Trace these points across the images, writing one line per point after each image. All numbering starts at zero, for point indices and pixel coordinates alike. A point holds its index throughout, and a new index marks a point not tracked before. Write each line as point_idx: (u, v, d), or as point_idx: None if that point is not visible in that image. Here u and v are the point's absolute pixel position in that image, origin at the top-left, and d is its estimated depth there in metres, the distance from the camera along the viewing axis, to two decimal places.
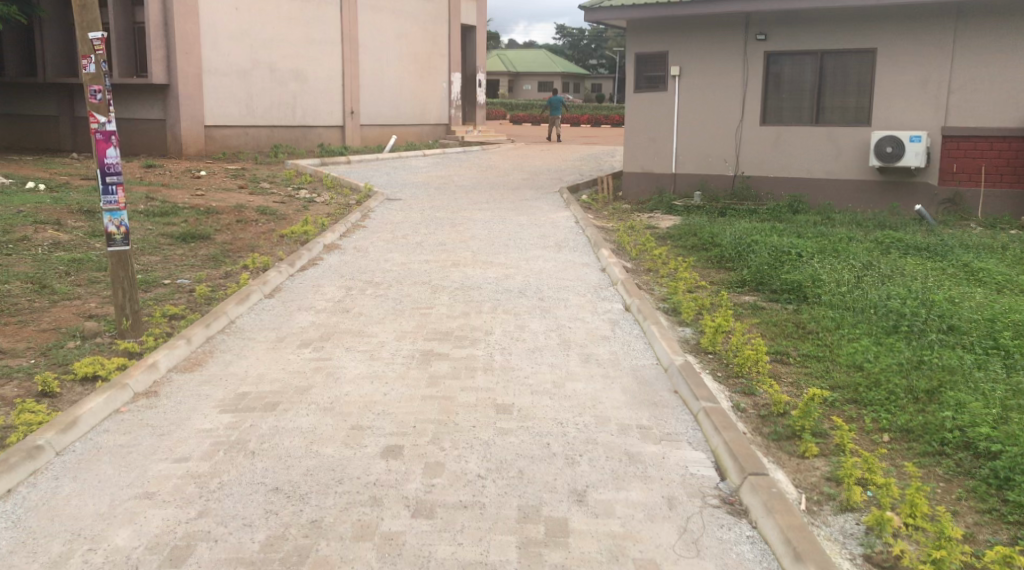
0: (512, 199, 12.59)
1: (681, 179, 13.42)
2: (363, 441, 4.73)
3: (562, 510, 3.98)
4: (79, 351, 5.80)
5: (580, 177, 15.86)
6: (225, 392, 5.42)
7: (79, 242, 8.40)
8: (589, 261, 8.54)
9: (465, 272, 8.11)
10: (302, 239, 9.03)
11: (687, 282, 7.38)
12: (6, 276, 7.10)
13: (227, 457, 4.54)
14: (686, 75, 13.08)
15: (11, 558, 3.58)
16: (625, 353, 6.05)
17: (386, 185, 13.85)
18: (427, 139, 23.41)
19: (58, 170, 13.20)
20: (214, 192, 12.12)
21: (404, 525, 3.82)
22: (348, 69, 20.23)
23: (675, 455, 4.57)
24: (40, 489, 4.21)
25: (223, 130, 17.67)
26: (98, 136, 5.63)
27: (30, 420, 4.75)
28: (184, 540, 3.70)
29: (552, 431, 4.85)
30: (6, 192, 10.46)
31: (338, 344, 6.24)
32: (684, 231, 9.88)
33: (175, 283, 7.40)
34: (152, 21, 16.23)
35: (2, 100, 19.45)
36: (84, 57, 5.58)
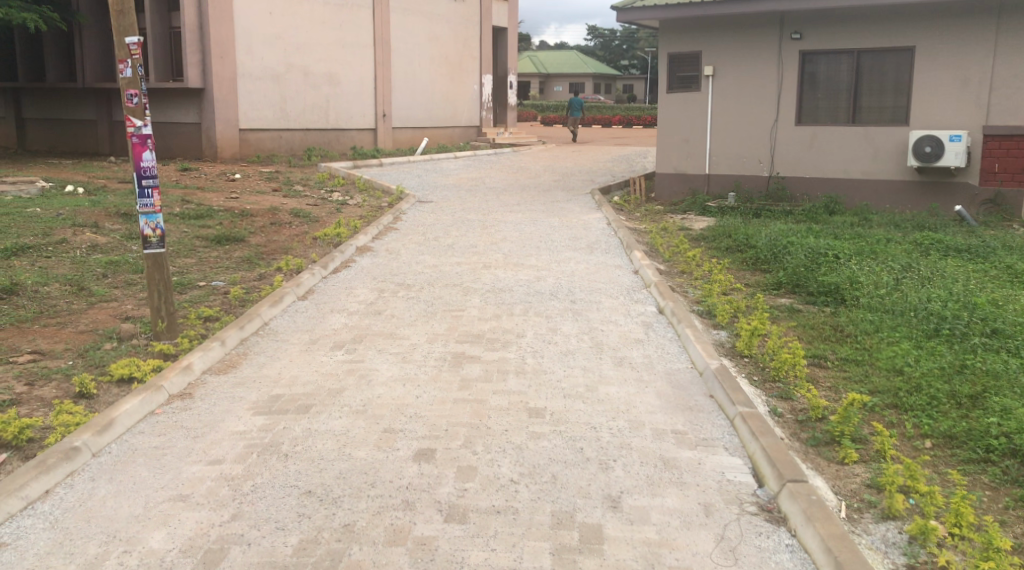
0: (544, 201, 12.57)
1: (715, 180, 13.29)
2: (394, 444, 4.71)
3: (596, 516, 3.93)
4: (116, 353, 5.87)
5: (611, 178, 15.78)
6: (258, 394, 5.44)
7: (116, 244, 8.51)
8: (621, 263, 8.48)
9: (496, 274, 8.09)
10: (334, 242, 9.07)
11: (722, 284, 7.27)
12: (45, 278, 7.21)
13: (261, 459, 4.55)
14: (720, 76, 12.94)
15: (49, 560, 3.61)
16: (659, 356, 5.98)
17: (417, 187, 13.87)
18: (459, 141, 23.49)
19: (98, 173, 13.42)
20: (249, 195, 12.23)
21: (436, 529, 3.80)
22: (380, 72, 20.36)
23: (712, 461, 4.49)
24: (77, 490, 4.25)
25: (257, 134, 17.82)
26: (134, 140, 5.68)
27: (67, 421, 4.80)
28: (218, 543, 3.71)
29: (586, 435, 4.80)
30: (47, 195, 10.64)
31: (370, 345, 6.25)
32: (717, 232, 9.78)
33: (210, 284, 7.47)
34: (189, 25, 16.40)
35: (42, 105, 19.84)
36: (121, 61, 5.61)
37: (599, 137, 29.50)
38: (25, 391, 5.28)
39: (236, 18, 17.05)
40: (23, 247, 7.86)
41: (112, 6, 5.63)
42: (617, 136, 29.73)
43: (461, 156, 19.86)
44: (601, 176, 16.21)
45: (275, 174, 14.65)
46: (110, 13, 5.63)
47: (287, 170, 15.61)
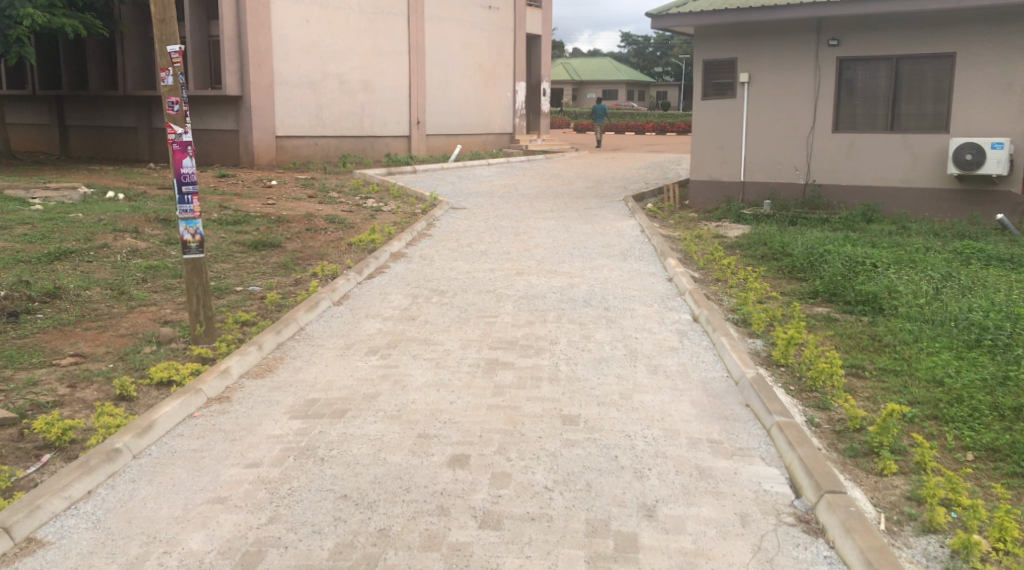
0: (577, 208, 12.55)
1: (749, 188, 13.23)
2: (429, 450, 4.74)
3: (631, 525, 3.92)
4: (155, 356, 5.97)
5: (644, 185, 15.76)
6: (295, 398, 5.50)
7: (155, 250, 8.65)
8: (655, 270, 8.44)
9: (529, 280, 8.10)
10: (369, 248, 9.13)
11: (757, 292, 7.22)
12: (86, 282, 7.34)
13: (297, 463, 4.60)
14: (755, 83, 12.89)
15: (91, 559, 3.68)
16: (694, 364, 5.96)
17: (451, 194, 13.91)
18: (492, 148, 23.57)
19: (137, 179, 13.65)
20: (285, 201, 12.34)
21: (470, 535, 3.81)
22: (415, 80, 20.49)
23: (748, 471, 4.46)
24: (118, 491, 4.32)
25: (293, 141, 18.00)
26: (175, 147, 5.75)
27: (108, 423, 4.88)
28: (255, 546, 3.75)
29: (620, 444, 4.79)
30: (88, 201, 10.83)
31: (405, 351, 6.29)
32: (753, 239, 9.72)
33: (247, 289, 7.57)
34: (227, 33, 16.62)
35: (84, 112, 20.23)
36: (163, 70, 5.70)
37: (633, 144, 29.46)
38: (68, 393, 5.39)
39: (273, 26, 17.24)
40: (66, 251, 8.02)
41: (154, 15, 5.73)
42: (651, 143, 29.71)
43: (494, 163, 19.89)
44: (634, 183, 16.17)
45: (310, 181, 14.78)
46: (153, 22, 5.73)
47: (323, 177, 15.75)
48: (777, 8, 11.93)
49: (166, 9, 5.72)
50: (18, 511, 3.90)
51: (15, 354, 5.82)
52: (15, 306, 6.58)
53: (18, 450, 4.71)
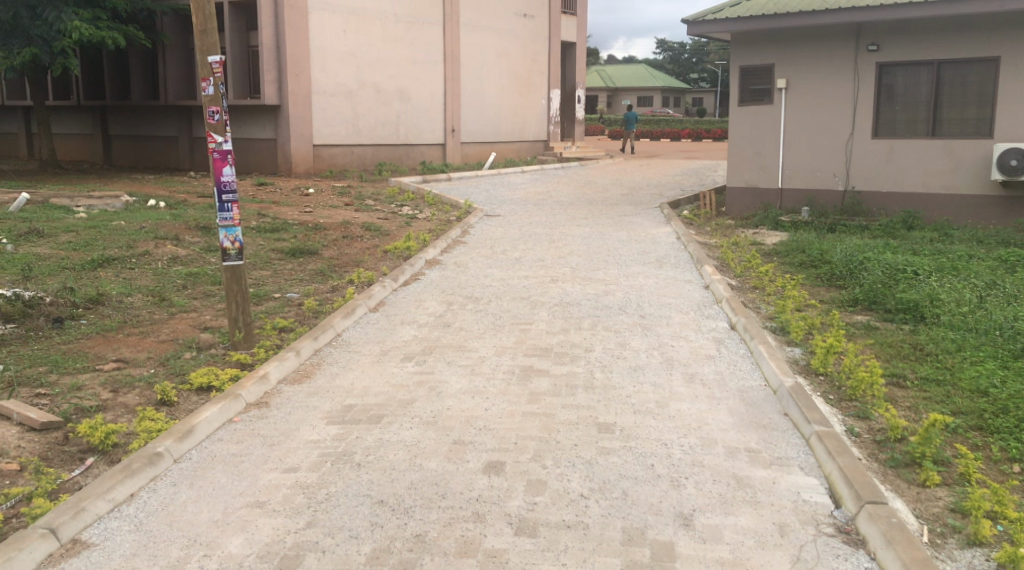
0: (611, 215, 12.52)
1: (787, 195, 13.12)
2: (465, 456, 4.75)
3: (667, 534, 3.89)
4: (195, 362, 6.07)
5: (680, 192, 15.69)
6: (332, 404, 5.55)
7: (195, 257, 8.79)
8: (692, 277, 8.40)
9: (564, 288, 8.10)
10: (404, 255, 9.19)
11: (796, 300, 7.15)
12: (129, 289, 7.48)
13: (334, 468, 4.64)
14: (793, 89, 12.78)
15: (134, 561, 3.75)
16: (731, 373, 5.91)
17: (485, 202, 13.96)
18: (526, 156, 23.62)
19: (178, 188, 13.90)
20: (322, 209, 12.48)
21: (507, 542, 3.81)
22: (450, 88, 20.63)
23: (787, 481, 4.41)
24: (159, 495, 4.40)
25: (330, 149, 18.19)
26: (215, 155, 5.84)
27: (150, 428, 4.97)
28: (293, 550, 3.79)
29: (656, 452, 4.77)
30: (131, 210, 11.04)
31: (440, 357, 6.32)
32: (791, 247, 9.63)
33: (285, 296, 7.66)
34: (265, 43, 16.87)
35: (126, 122, 20.67)
36: (204, 79, 5.78)
37: (668, 150, 29.31)
38: (110, 398, 5.50)
39: (312, 36, 17.45)
40: (109, 258, 8.17)
41: (196, 26, 5.82)
42: (686, 150, 29.58)
43: (529, 170, 19.91)
44: (670, 190, 16.10)
45: (347, 189, 14.91)
46: (194, 32, 5.84)
47: (359, 185, 15.91)
48: (817, 13, 11.82)
49: (208, 21, 5.82)
50: (64, 513, 3.99)
51: (61, 359, 5.95)
52: (59, 312, 6.72)
53: (64, 454, 4.82)
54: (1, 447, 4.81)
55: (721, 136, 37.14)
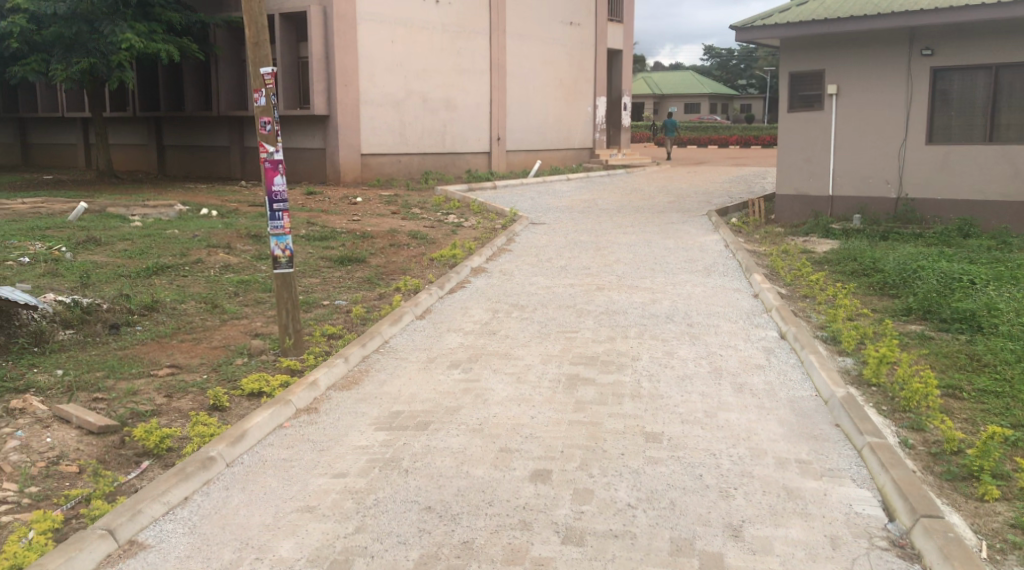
0: (658, 223, 12.45)
1: (839, 202, 12.92)
2: (511, 464, 4.76)
3: (716, 544, 3.85)
4: (246, 368, 6.19)
5: (727, 200, 15.54)
6: (379, 410, 5.62)
7: (247, 265, 8.96)
8: (741, 286, 8.31)
9: (610, 296, 8.08)
10: (450, 263, 9.25)
11: (848, 309, 7.03)
12: (182, 296, 7.66)
13: (382, 474, 4.69)
14: (844, 94, 12.59)
15: (188, 562, 3.83)
16: (781, 383, 5.82)
17: (530, 209, 14.00)
18: (572, 163, 23.66)
19: (229, 197, 14.21)
20: (369, 218, 12.64)
21: (554, 550, 3.82)
22: (496, 97, 20.75)
23: (839, 493, 4.33)
24: (212, 498, 4.49)
25: (378, 158, 18.42)
26: (267, 165, 5.93)
27: (202, 432, 5.08)
28: (342, 555, 3.85)
29: (704, 462, 4.72)
30: (185, 218, 11.31)
31: (486, 365, 6.35)
32: (842, 255, 9.47)
33: (334, 303, 7.77)
34: (315, 54, 17.16)
35: (179, 132, 21.19)
36: (256, 91, 5.87)
37: (716, 157, 29.02)
38: (165, 403, 5.63)
39: (360, 46, 17.68)
40: (163, 266, 8.38)
41: (249, 38, 5.92)
42: (734, 156, 29.29)
43: (574, 178, 19.90)
44: (717, 197, 15.94)
45: (393, 197, 15.05)
46: (248, 45, 5.94)
47: (406, 194, 16.05)
48: (868, 18, 11.64)
49: (261, 33, 5.96)
50: (122, 515, 4.10)
51: (118, 364, 6.11)
52: (116, 318, 6.92)
53: (120, 457, 4.96)
54: (62, 449, 4.97)
55: (770, 143, 36.68)
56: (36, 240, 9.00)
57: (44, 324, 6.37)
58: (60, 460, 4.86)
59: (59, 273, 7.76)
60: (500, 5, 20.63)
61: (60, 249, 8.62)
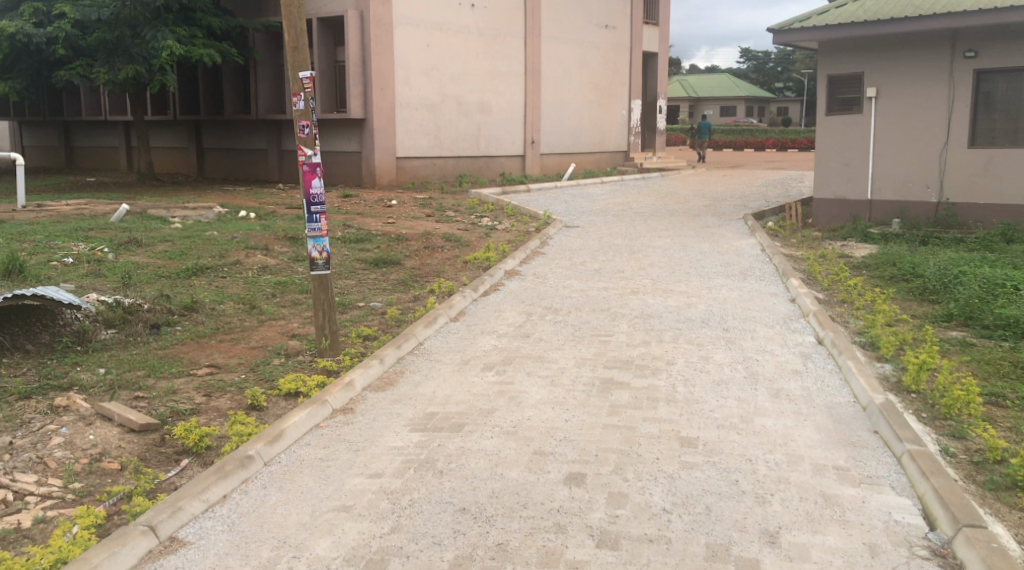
0: (693, 227, 12.40)
1: (878, 206, 12.78)
2: (545, 467, 4.78)
3: (752, 550, 3.83)
4: (284, 368, 6.28)
5: (764, 203, 15.42)
6: (414, 411, 5.66)
7: (284, 266, 9.08)
8: (777, 290, 8.25)
9: (645, 299, 8.07)
10: (484, 265, 9.30)
11: (886, 314, 6.96)
12: (221, 297, 7.79)
13: (417, 475, 4.72)
14: (884, 97, 12.44)
15: (227, 560, 3.89)
16: (818, 389, 5.76)
17: (565, 212, 14.00)
18: (606, 167, 23.66)
19: (266, 199, 14.42)
20: (404, 220, 12.73)
21: (588, 553, 3.82)
22: (530, 100, 20.79)
23: (877, 501, 4.29)
24: (251, 497, 4.56)
25: (413, 161, 18.53)
26: (305, 167, 6.01)
27: (241, 431, 5.15)
28: (378, 554, 3.89)
29: (740, 468, 4.70)
30: (224, 220, 11.49)
31: (520, 368, 6.37)
32: (881, 260, 9.34)
33: (369, 305, 7.85)
34: (352, 58, 17.31)
35: (218, 135, 21.52)
36: (295, 95, 5.95)
37: (751, 160, 28.75)
38: (204, 402, 5.73)
39: (396, 50, 17.81)
40: (202, 267, 8.51)
41: (287, 42, 5.99)
42: (771, 159, 28.97)
43: (609, 182, 19.85)
44: (753, 201, 15.83)
45: (429, 200, 15.11)
46: (287, 49, 6.02)
47: (440, 197, 16.13)
48: (909, 20, 11.49)
49: (300, 37, 6.01)
50: (163, 512, 4.18)
51: (158, 364, 6.23)
52: (156, 318, 7.05)
53: (161, 455, 5.06)
54: (104, 446, 5.07)
55: (807, 146, 36.24)
56: (80, 241, 9.20)
57: (86, 324, 6.54)
58: (103, 457, 4.96)
59: (102, 273, 7.93)
60: (535, 9, 20.68)
61: (103, 250, 8.80)
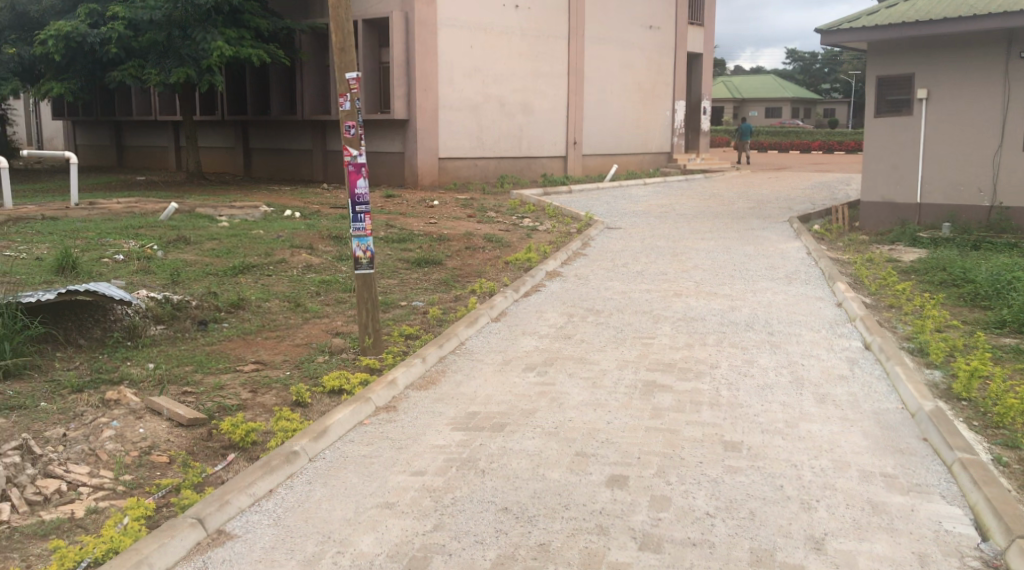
0: (736, 229, 12.29)
1: (927, 210, 12.55)
2: (587, 468, 4.78)
3: (798, 556, 3.80)
4: (328, 366, 6.36)
5: (809, 206, 15.24)
6: (456, 410, 5.71)
7: (328, 265, 9.19)
8: (823, 294, 8.16)
9: (688, 302, 8.03)
10: (525, 266, 9.34)
11: (936, 320, 6.86)
12: (266, 295, 7.92)
13: (460, 474, 4.76)
14: (935, 98, 12.22)
15: (273, 553, 3.96)
16: (866, 395, 5.70)
17: (607, 214, 13.97)
18: (649, 168, 23.60)
19: (311, 198, 14.62)
20: (446, 220, 12.81)
21: (631, 556, 3.82)
22: (573, 101, 20.79)
23: (927, 509, 4.22)
24: (296, 492, 4.63)
25: (455, 162, 18.59)
26: (350, 168, 6.08)
27: (286, 427, 5.24)
28: (422, 552, 3.92)
29: (785, 473, 4.66)
30: (269, 219, 11.66)
31: (561, 369, 6.38)
32: (930, 264, 9.20)
33: (411, 304, 7.91)
34: (396, 59, 17.43)
35: (263, 136, 21.86)
36: (341, 95, 6.03)
37: (796, 163, 28.41)
38: (250, 398, 5.82)
39: (439, 51, 17.89)
40: (249, 265, 8.65)
41: (334, 44, 6.08)
42: (815, 162, 28.60)
43: (651, 183, 19.74)
44: (798, 204, 15.65)
45: (471, 201, 15.15)
46: (334, 51, 6.10)
47: (481, 197, 16.17)
48: (963, 20, 11.26)
49: (346, 39, 6.08)
50: (211, 504, 4.27)
51: (205, 359, 6.35)
52: (203, 315, 7.20)
53: (208, 449, 5.16)
54: (153, 440, 5.17)
55: (852, 149, 35.69)
56: (131, 238, 9.41)
57: (137, 320, 6.66)
58: (152, 450, 5.07)
59: (152, 270, 8.09)
60: (578, 10, 20.67)
61: (152, 248, 8.99)
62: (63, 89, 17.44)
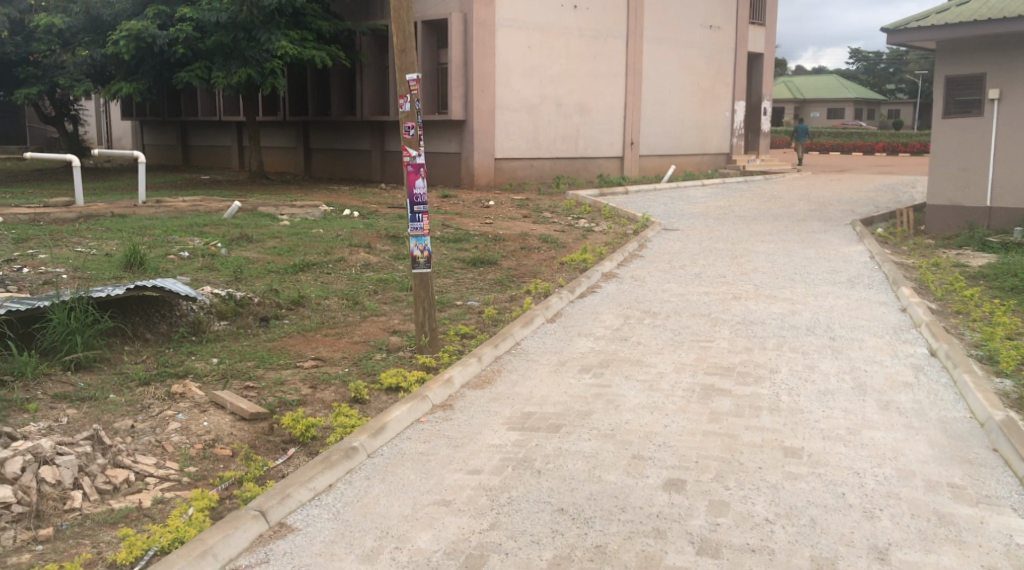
0: (796, 232, 12.10)
1: (997, 214, 12.18)
2: (644, 471, 4.77)
3: (860, 566, 3.74)
4: (385, 363, 6.46)
5: (872, 209, 14.92)
6: (512, 410, 5.74)
7: (385, 264, 9.32)
8: (887, 299, 7.99)
9: (746, 305, 7.94)
10: (580, 267, 9.35)
11: (1007, 328, 6.68)
12: (325, 292, 8.06)
13: (516, 474, 4.79)
14: (1007, 99, 11.85)
15: (333, 547, 4.04)
16: (931, 403, 5.57)
17: (663, 215, 13.87)
18: (707, 169, 23.45)
19: (368, 198, 14.85)
20: (501, 221, 12.88)
21: (689, 560, 3.80)
22: (630, 101, 20.72)
23: (997, 521, 4.11)
24: (355, 487, 4.71)
25: (511, 162, 18.64)
26: (409, 168, 6.15)
27: (345, 423, 5.37)
28: (478, 550, 3.96)
29: (847, 481, 4.58)
30: (328, 218, 11.86)
31: (617, 371, 6.37)
32: (1000, 270, 8.94)
33: (467, 304, 7.97)
34: (453, 60, 17.53)
35: (323, 136, 22.24)
36: (401, 97, 6.11)
37: (858, 165, 27.78)
38: (310, 394, 5.94)
39: (497, 52, 17.93)
40: (308, 263, 8.81)
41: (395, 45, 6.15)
42: (878, 164, 27.97)
43: (707, 184, 19.55)
44: (859, 206, 15.34)
45: (524, 201, 15.19)
46: (396, 52, 6.17)
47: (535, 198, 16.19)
48: None
49: (407, 41, 6.15)
50: (273, 498, 4.37)
51: (266, 355, 6.50)
52: (265, 311, 7.36)
53: (269, 442, 5.27)
54: (217, 432, 5.30)
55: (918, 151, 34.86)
56: (195, 235, 9.66)
57: (201, 315, 6.84)
58: (216, 443, 5.19)
59: (216, 267, 8.30)
60: (637, 9, 20.55)
61: (216, 245, 9.22)
62: (130, 89, 17.98)
